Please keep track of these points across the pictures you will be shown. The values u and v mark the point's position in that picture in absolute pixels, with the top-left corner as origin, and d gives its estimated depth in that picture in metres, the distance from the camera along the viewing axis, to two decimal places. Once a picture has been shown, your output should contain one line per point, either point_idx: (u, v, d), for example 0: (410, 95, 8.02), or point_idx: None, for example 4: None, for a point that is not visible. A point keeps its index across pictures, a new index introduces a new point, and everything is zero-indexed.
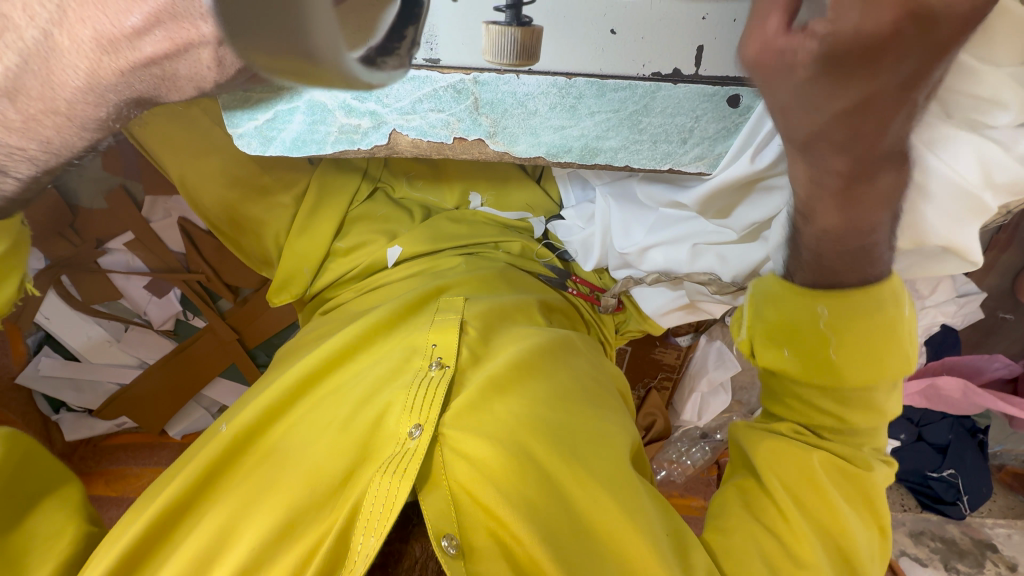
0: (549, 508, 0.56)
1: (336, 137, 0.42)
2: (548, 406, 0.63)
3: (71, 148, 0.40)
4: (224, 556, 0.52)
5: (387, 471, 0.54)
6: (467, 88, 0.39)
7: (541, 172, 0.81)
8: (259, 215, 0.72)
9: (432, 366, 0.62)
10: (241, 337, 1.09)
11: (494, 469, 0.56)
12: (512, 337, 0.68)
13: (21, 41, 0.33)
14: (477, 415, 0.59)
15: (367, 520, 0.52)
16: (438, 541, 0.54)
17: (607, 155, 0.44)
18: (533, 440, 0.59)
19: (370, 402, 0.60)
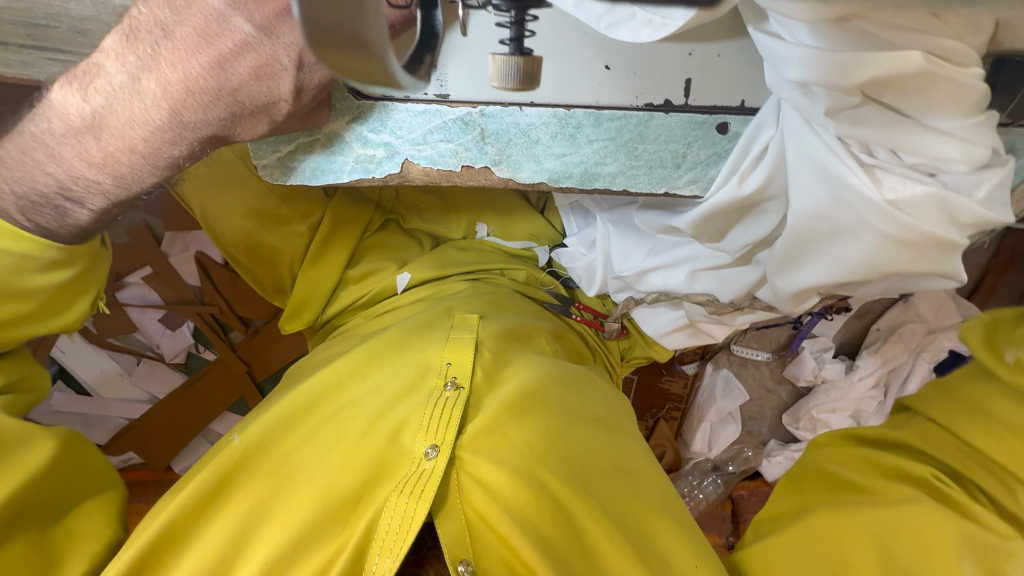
0: (560, 538, 0.56)
1: (352, 166, 0.46)
2: (560, 431, 0.63)
3: (140, 183, 0.48)
4: (239, 568, 0.53)
5: (403, 491, 0.55)
6: (474, 120, 0.42)
7: (544, 203, 0.83)
8: (276, 244, 0.76)
9: (447, 386, 0.63)
10: (251, 369, 1.10)
11: (506, 494, 0.57)
12: (523, 363, 0.69)
13: (108, 83, 0.42)
14: (492, 438, 0.60)
15: (383, 541, 0.52)
16: (454, 566, 0.53)
17: (607, 180, 0.46)
18: (544, 465, 0.60)
19: (384, 418, 0.61)
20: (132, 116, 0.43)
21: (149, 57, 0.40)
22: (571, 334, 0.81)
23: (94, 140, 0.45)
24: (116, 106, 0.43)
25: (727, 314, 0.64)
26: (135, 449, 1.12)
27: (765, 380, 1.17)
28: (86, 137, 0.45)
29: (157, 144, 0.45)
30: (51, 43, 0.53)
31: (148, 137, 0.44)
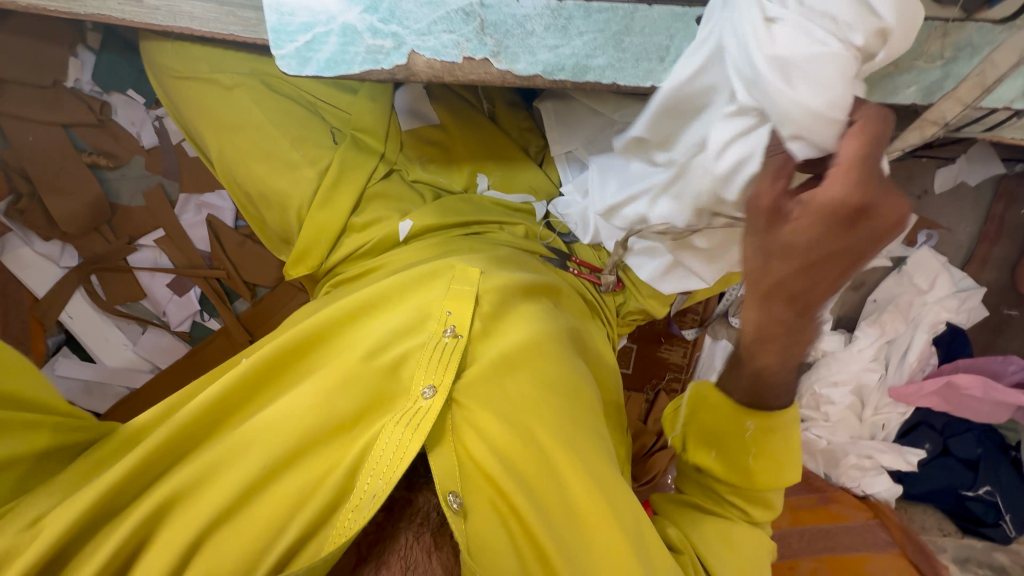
0: (543, 478, 0.61)
1: (363, 58, 0.48)
2: (553, 378, 0.65)
3: None
4: (224, 478, 0.56)
5: (399, 424, 0.58)
6: (474, 11, 0.47)
7: (542, 157, 0.89)
8: (285, 188, 0.78)
9: (446, 332, 0.65)
10: (253, 339, 1.09)
11: (494, 434, 0.61)
12: (523, 317, 0.69)
13: None
14: (489, 386, 0.63)
15: (376, 464, 0.57)
16: (444, 496, 0.57)
17: (597, 73, 0.49)
18: (533, 413, 0.63)
19: (383, 352, 0.63)
20: None
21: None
22: (570, 296, 0.79)
23: None
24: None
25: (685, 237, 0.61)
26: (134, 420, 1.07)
27: None
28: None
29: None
30: None
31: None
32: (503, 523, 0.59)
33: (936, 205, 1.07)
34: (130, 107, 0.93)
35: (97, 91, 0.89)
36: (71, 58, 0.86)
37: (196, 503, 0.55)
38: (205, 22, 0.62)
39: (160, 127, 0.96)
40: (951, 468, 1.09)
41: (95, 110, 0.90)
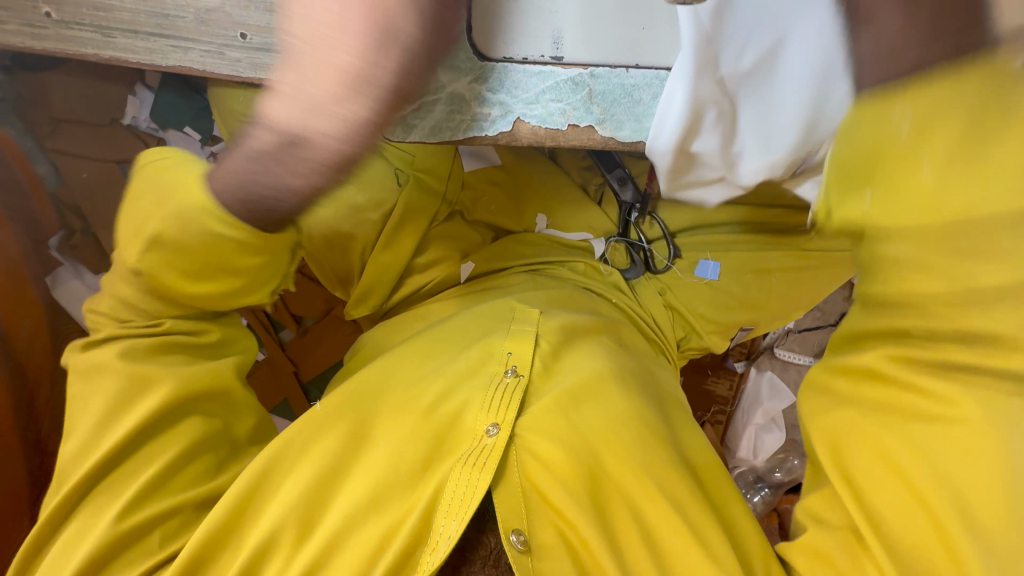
0: (624, 521, 0.54)
1: (467, 125, 0.48)
2: (630, 413, 0.60)
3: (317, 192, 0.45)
4: (305, 534, 0.51)
5: (466, 463, 0.53)
6: (583, 81, 0.47)
7: (601, 196, 0.86)
8: (348, 229, 0.77)
9: (507, 372, 0.60)
10: (298, 368, 1.09)
11: (565, 472, 0.54)
12: (586, 352, 0.65)
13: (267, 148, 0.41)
14: (557, 420, 0.57)
15: (449, 505, 0.50)
16: (506, 534, 0.51)
17: None
18: (607, 445, 0.57)
19: (450, 396, 0.58)
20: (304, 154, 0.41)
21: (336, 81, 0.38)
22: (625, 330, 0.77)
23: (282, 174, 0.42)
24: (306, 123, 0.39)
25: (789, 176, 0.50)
26: None
27: None
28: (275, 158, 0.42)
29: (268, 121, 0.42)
30: (176, 33, 0.60)
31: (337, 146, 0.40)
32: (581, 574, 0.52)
33: None
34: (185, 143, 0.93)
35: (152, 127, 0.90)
36: (131, 96, 0.86)
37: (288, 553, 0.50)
38: (276, 70, 0.60)
39: None
40: None
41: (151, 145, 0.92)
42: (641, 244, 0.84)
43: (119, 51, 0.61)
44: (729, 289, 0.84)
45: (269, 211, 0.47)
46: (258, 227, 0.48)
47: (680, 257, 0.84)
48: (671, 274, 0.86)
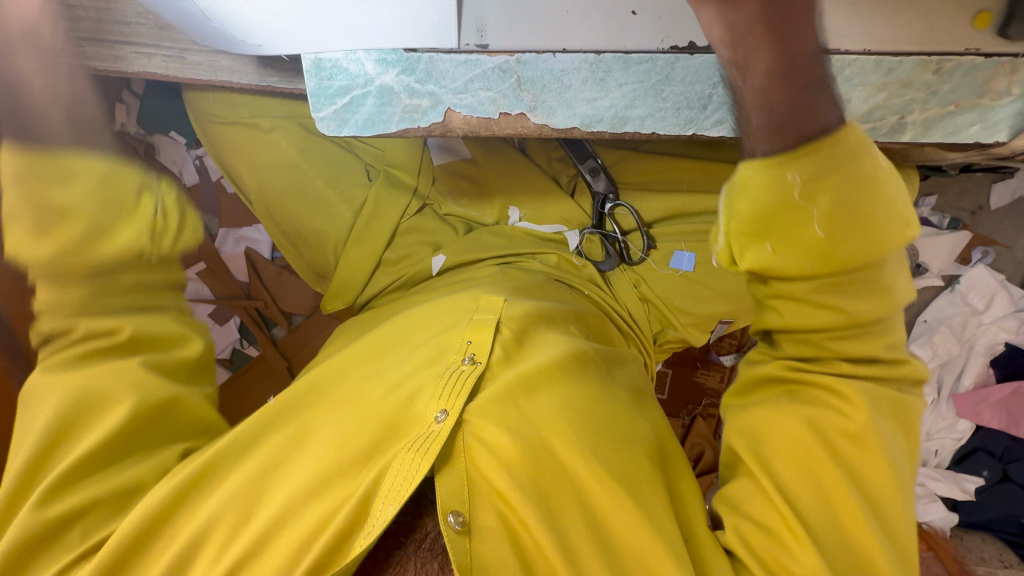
0: (560, 499, 0.53)
1: (400, 117, 0.49)
2: (587, 406, 0.59)
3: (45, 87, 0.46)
4: (259, 508, 0.53)
5: (411, 449, 0.53)
6: (511, 68, 0.46)
7: (575, 187, 0.85)
8: (321, 227, 0.81)
9: (464, 360, 0.61)
10: (291, 364, 1.11)
11: (510, 458, 0.54)
12: (547, 342, 0.65)
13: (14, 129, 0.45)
14: (505, 407, 0.57)
15: (387, 491, 0.51)
16: (444, 516, 0.51)
17: (637, 123, 0.48)
18: (553, 429, 0.56)
19: (402, 386, 0.59)
20: None
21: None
22: (602, 323, 0.77)
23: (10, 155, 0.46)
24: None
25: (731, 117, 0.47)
26: None
27: None
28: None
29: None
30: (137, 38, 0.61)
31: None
32: (516, 550, 0.51)
33: (992, 221, 1.00)
34: (171, 147, 0.94)
35: (141, 133, 0.90)
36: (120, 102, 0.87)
37: (219, 546, 0.51)
38: (244, 75, 0.62)
39: (200, 165, 0.97)
40: (1008, 495, 0.99)
41: (140, 152, 0.91)
42: (616, 235, 0.82)
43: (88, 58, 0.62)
44: (706, 280, 0.82)
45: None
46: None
47: (654, 248, 0.83)
48: (645, 265, 0.84)
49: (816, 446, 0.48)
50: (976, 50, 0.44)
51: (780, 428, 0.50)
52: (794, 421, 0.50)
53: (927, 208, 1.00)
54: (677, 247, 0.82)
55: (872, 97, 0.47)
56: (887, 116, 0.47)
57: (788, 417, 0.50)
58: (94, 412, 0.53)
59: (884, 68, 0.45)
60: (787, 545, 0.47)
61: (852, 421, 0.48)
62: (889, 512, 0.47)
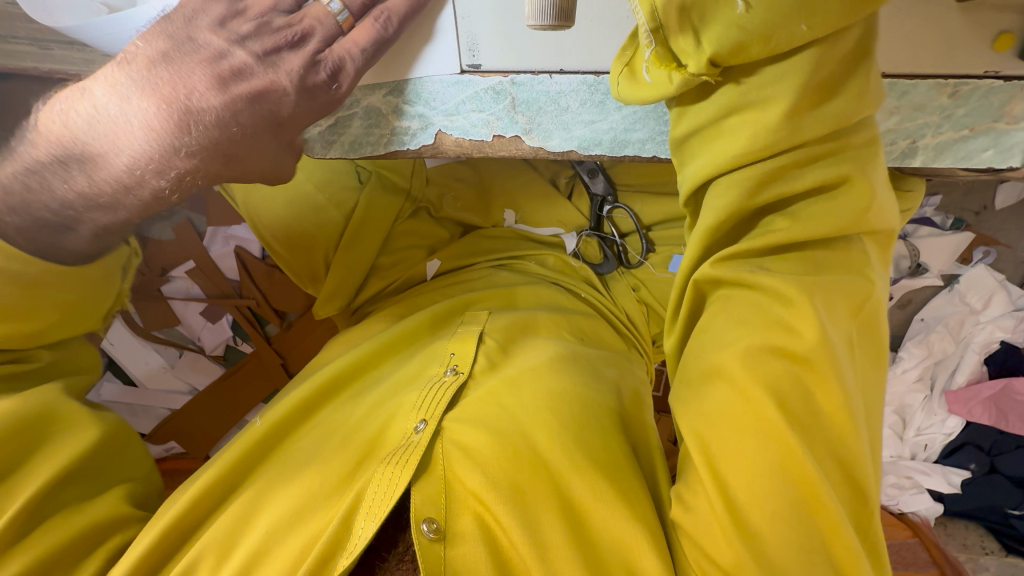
0: (540, 502, 0.50)
1: (387, 139, 0.48)
2: (572, 404, 0.56)
3: (153, 162, 0.42)
4: (246, 535, 0.51)
5: (388, 462, 0.51)
6: (505, 89, 0.44)
7: (572, 189, 0.82)
8: (310, 231, 0.77)
9: (447, 371, 0.60)
10: (285, 361, 1.11)
11: (491, 461, 0.51)
12: (538, 347, 0.64)
13: (97, 109, 0.41)
14: (488, 407, 0.56)
15: (368, 507, 0.49)
16: (416, 525, 0.48)
17: (637, 147, 0.46)
18: (536, 429, 0.53)
19: (377, 412, 0.58)
20: (126, 128, 0.41)
21: (145, 80, 0.41)
22: (596, 327, 0.75)
23: (77, 162, 0.42)
24: (104, 130, 0.41)
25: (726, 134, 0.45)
26: (178, 439, 1.12)
27: None
28: (55, 167, 0.42)
29: (146, 171, 0.42)
30: None
31: (132, 163, 0.42)
32: (491, 550, 0.48)
33: (995, 221, 0.98)
34: None
35: None
36: None
37: None
38: None
39: None
40: (998, 488, 1.01)
41: None
42: (614, 238, 0.81)
43: (57, 63, 0.61)
44: None
45: (31, 234, 0.43)
46: (7, 225, 0.42)
47: (653, 252, 0.81)
48: (644, 269, 0.83)
49: (761, 395, 0.41)
50: (995, 74, 0.42)
51: (726, 343, 0.44)
52: (734, 352, 0.43)
53: (930, 208, 0.98)
54: (676, 251, 0.80)
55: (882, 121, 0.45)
56: (897, 141, 0.45)
57: (736, 339, 0.43)
58: (46, 450, 0.52)
59: (897, 90, 0.43)
60: (722, 544, 0.41)
61: (799, 343, 0.41)
62: (859, 490, 0.42)
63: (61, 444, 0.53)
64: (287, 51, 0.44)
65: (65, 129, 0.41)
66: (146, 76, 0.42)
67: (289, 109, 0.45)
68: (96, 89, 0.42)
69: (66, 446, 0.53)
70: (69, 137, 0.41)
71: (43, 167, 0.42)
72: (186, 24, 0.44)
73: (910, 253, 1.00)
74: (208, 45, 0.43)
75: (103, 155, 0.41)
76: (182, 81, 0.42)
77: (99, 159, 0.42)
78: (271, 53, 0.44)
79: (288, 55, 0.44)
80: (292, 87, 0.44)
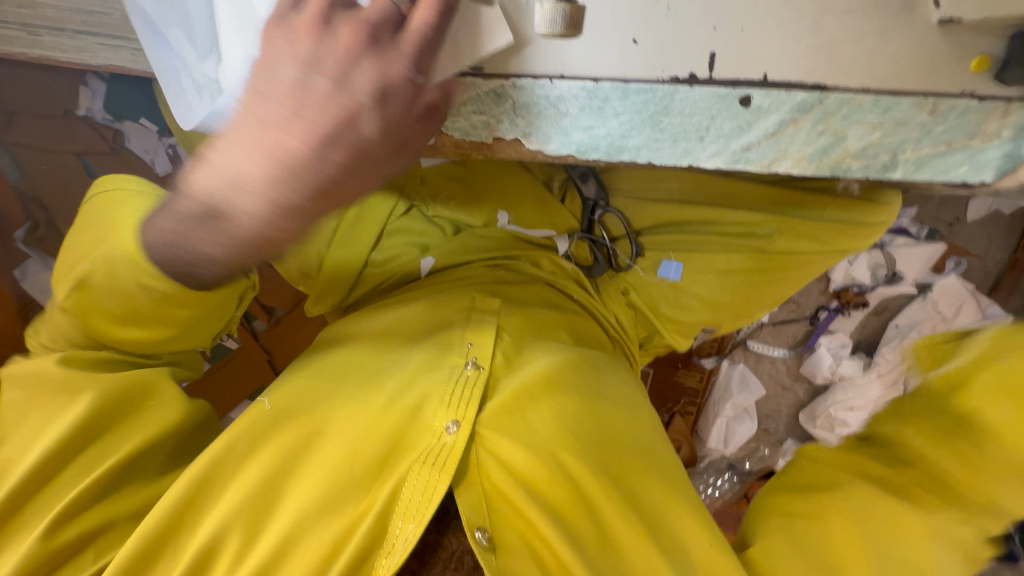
0: (577, 512, 0.52)
1: None
2: (585, 417, 0.59)
3: (267, 217, 0.41)
4: (264, 529, 0.51)
5: (425, 463, 0.52)
6: (506, 92, 0.46)
7: (565, 192, 0.84)
8: None
9: (468, 364, 0.61)
10: (271, 358, 1.11)
11: (528, 474, 0.53)
12: (546, 348, 0.66)
13: (215, 178, 0.42)
14: (512, 418, 0.56)
15: (406, 507, 0.50)
16: (472, 533, 0.49)
17: (632, 153, 0.48)
18: (565, 446, 0.55)
19: (406, 393, 0.58)
20: (241, 190, 0.41)
21: (256, 145, 0.41)
22: (588, 324, 0.78)
23: (204, 227, 0.43)
24: (224, 197, 0.41)
25: (755, 144, 0.47)
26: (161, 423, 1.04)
27: (780, 376, 1.22)
28: (188, 230, 0.44)
29: (264, 229, 0.42)
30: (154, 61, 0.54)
31: (250, 225, 0.42)
32: (533, 555, 0.50)
33: (966, 231, 1.03)
34: (141, 135, 0.88)
35: (108, 119, 0.86)
36: (81, 86, 0.83)
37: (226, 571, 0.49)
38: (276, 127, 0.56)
39: (173, 154, 0.91)
40: None
41: (108, 138, 0.87)
42: (604, 242, 0.82)
43: (49, 48, 0.66)
44: (693, 290, 0.80)
45: (176, 274, 0.49)
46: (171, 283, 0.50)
47: (643, 256, 0.82)
48: (634, 273, 0.84)
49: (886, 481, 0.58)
50: (971, 93, 0.44)
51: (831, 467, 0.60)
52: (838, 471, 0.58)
53: (907, 219, 1.02)
54: (664, 256, 0.81)
55: (867, 135, 0.46)
56: (879, 154, 0.47)
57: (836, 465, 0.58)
58: (133, 422, 0.55)
59: (882, 107, 0.44)
60: None
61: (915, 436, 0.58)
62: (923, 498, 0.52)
63: (148, 419, 0.55)
64: (365, 58, 0.40)
65: (192, 197, 0.43)
66: (254, 140, 0.41)
67: (378, 124, 0.42)
68: (215, 162, 0.42)
69: (153, 419, 0.56)
70: (196, 206, 0.43)
71: (176, 223, 0.45)
72: (269, 65, 0.42)
73: (887, 262, 1.05)
74: (295, 83, 0.41)
75: (226, 219, 0.42)
76: (278, 135, 0.41)
77: (222, 221, 0.42)
78: (351, 70, 0.40)
79: (367, 64, 0.41)
80: (374, 100, 0.41)
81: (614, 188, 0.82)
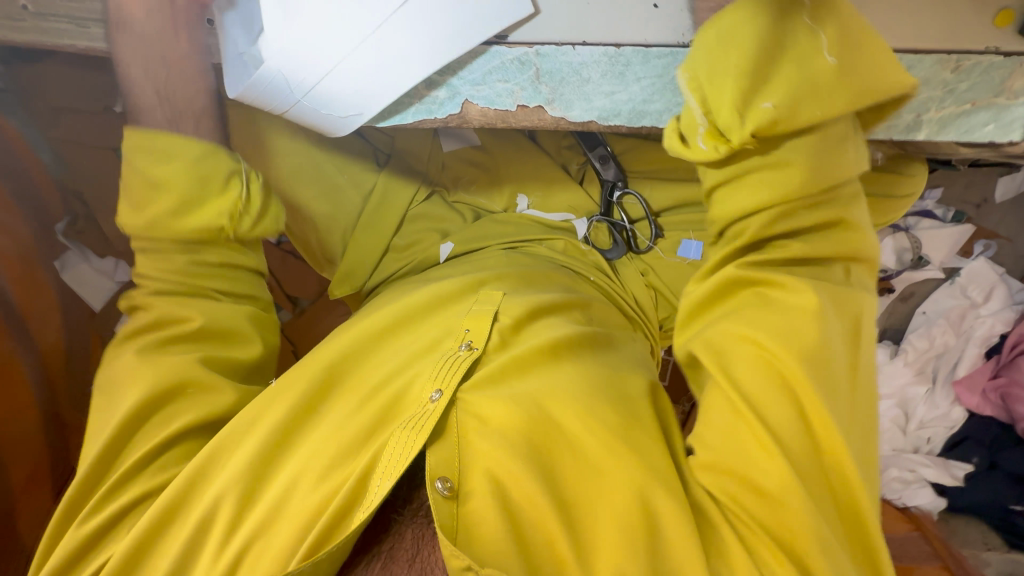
0: (565, 468, 0.53)
1: (416, 109, 0.50)
2: (582, 383, 0.58)
3: None
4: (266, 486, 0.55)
5: (407, 426, 0.54)
6: (530, 60, 0.48)
7: (583, 174, 0.85)
8: (330, 211, 0.79)
9: (461, 346, 0.61)
10: (295, 349, 1.11)
11: (513, 430, 0.54)
12: (551, 324, 0.65)
13: None
14: (499, 381, 0.58)
15: (384, 466, 0.52)
16: (432, 482, 0.52)
17: (654, 117, 0.49)
18: (548, 409, 0.56)
19: (398, 374, 0.60)
20: None
21: None
22: (605, 308, 0.75)
23: None
24: None
25: None
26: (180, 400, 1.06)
27: None
28: None
29: None
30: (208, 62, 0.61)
31: None
32: (513, 519, 0.50)
33: (995, 214, 1.03)
34: None
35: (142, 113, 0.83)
36: None
37: (224, 530, 0.53)
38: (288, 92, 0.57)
39: None
40: (998, 483, 0.99)
41: None
42: (624, 224, 0.82)
43: None
44: None
45: None
46: None
47: (662, 237, 0.83)
48: (653, 254, 0.84)
49: None
50: (996, 50, 0.44)
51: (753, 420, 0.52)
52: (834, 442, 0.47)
53: (932, 200, 1.03)
54: (684, 236, 0.82)
55: None
56: (903, 114, 0.48)
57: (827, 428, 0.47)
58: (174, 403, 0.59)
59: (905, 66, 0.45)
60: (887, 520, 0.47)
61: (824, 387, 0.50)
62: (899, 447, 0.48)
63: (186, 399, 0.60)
64: None
65: None
66: None
67: None
68: None
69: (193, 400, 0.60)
70: None
71: None
72: None
73: (912, 245, 1.04)
74: None
75: None
76: None
77: None
78: None
79: None
80: None
81: (631, 171, 0.83)
